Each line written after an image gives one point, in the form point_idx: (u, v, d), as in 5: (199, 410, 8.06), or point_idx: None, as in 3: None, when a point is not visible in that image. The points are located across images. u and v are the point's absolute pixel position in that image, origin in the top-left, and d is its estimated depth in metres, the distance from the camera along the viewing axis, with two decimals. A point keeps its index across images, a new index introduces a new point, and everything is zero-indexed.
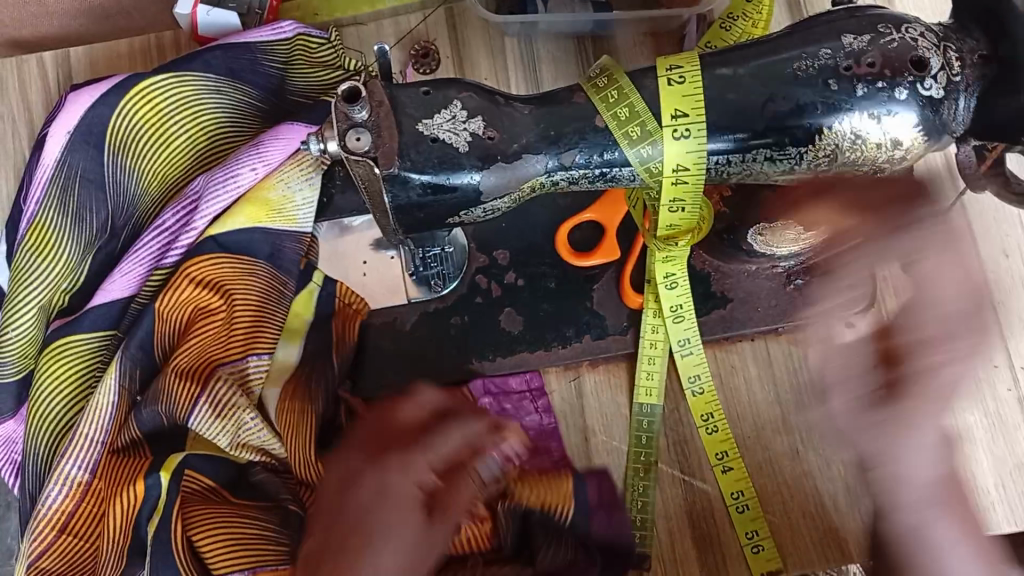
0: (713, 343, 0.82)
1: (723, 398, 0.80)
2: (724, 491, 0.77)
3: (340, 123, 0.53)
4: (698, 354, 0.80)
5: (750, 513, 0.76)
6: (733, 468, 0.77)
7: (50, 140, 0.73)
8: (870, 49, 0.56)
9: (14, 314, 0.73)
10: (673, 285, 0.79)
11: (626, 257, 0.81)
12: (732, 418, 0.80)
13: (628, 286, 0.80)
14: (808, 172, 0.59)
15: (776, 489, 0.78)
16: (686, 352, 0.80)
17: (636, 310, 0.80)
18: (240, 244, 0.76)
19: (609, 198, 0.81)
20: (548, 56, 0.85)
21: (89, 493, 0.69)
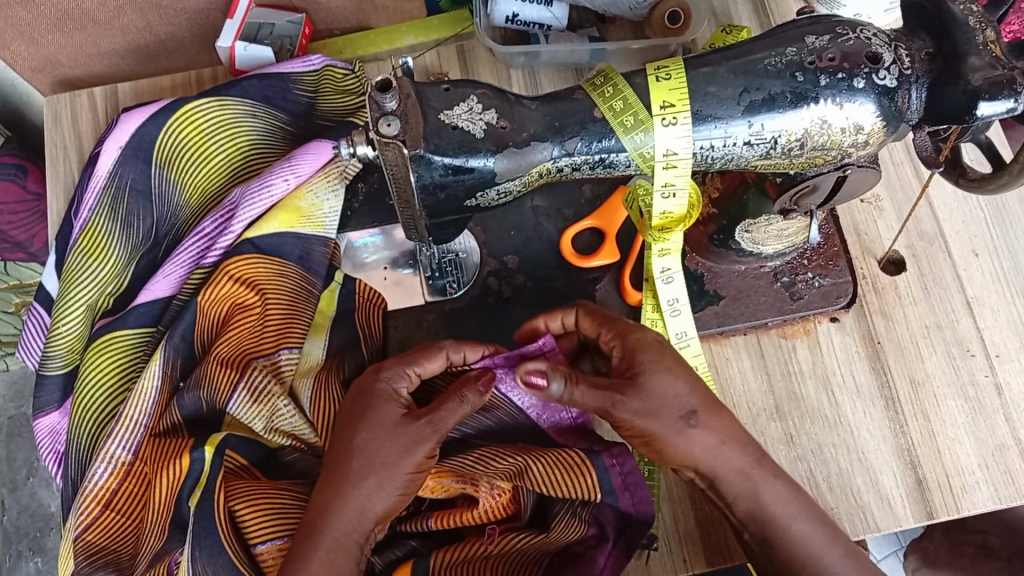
0: (709, 338, 0.88)
1: (719, 387, 0.86)
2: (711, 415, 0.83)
3: (373, 112, 0.60)
4: (696, 347, 0.84)
5: None
6: None
7: (103, 154, 0.81)
8: (831, 46, 0.64)
9: (65, 312, 0.80)
10: (669, 280, 0.83)
11: (625, 259, 0.88)
12: (729, 406, 0.85)
13: (628, 284, 0.86)
14: (783, 158, 0.68)
15: None
16: (685, 344, 0.84)
17: (635, 307, 0.87)
18: (272, 246, 0.83)
19: (608, 207, 0.88)
20: (550, 85, 0.95)
21: (131, 472, 0.76)
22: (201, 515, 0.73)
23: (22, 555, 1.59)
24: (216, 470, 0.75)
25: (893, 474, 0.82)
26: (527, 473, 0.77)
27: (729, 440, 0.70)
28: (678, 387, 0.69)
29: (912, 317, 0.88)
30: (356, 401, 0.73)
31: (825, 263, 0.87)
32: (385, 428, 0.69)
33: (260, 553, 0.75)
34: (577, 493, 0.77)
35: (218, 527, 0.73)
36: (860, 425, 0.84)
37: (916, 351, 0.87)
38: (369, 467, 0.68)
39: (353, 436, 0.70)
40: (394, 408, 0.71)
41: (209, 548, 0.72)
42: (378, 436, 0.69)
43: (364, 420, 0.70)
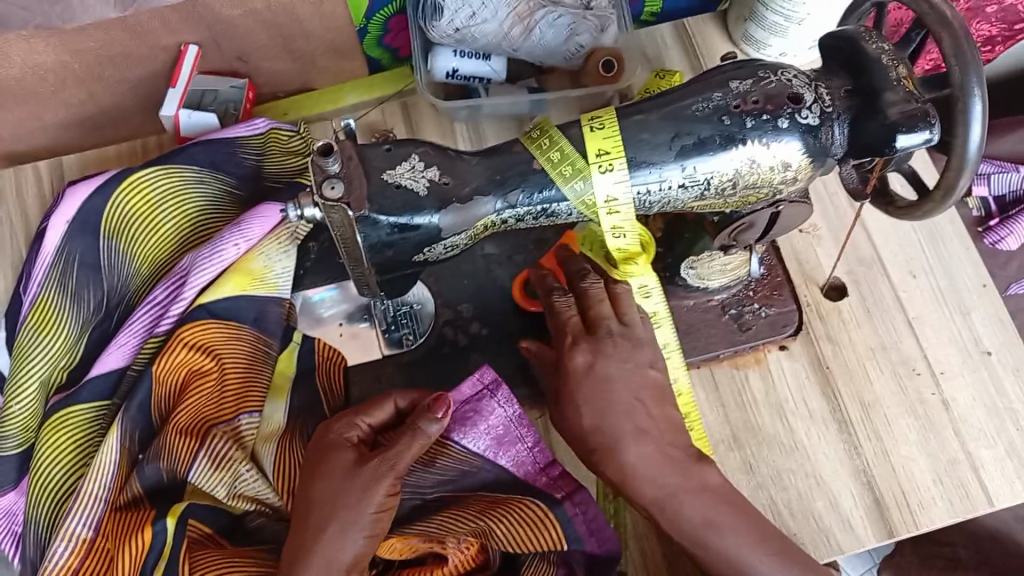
0: None
1: None
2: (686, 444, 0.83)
3: (317, 176, 0.62)
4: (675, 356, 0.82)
5: None
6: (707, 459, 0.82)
7: (50, 230, 0.81)
8: (754, 90, 0.67)
9: (17, 390, 0.80)
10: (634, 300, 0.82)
11: None
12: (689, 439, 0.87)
13: None
14: (718, 197, 0.70)
15: None
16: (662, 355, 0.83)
17: None
18: (228, 310, 0.83)
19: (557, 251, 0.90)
20: (494, 136, 0.97)
21: (92, 550, 0.74)
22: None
23: None
24: (179, 540, 0.76)
25: (851, 496, 0.84)
26: (492, 534, 0.78)
27: (650, 471, 0.72)
28: (588, 419, 0.73)
29: (858, 340, 0.91)
30: (311, 452, 0.75)
31: (770, 294, 0.89)
32: (337, 474, 0.71)
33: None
34: (544, 546, 0.78)
35: None
36: (816, 449, 0.86)
37: (864, 373, 0.89)
38: (325, 513, 0.70)
39: (307, 487, 0.72)
40: (345, 453, 0.73)
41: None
42: (331, 483, 0.71)
43: (318, 472, 0.72)
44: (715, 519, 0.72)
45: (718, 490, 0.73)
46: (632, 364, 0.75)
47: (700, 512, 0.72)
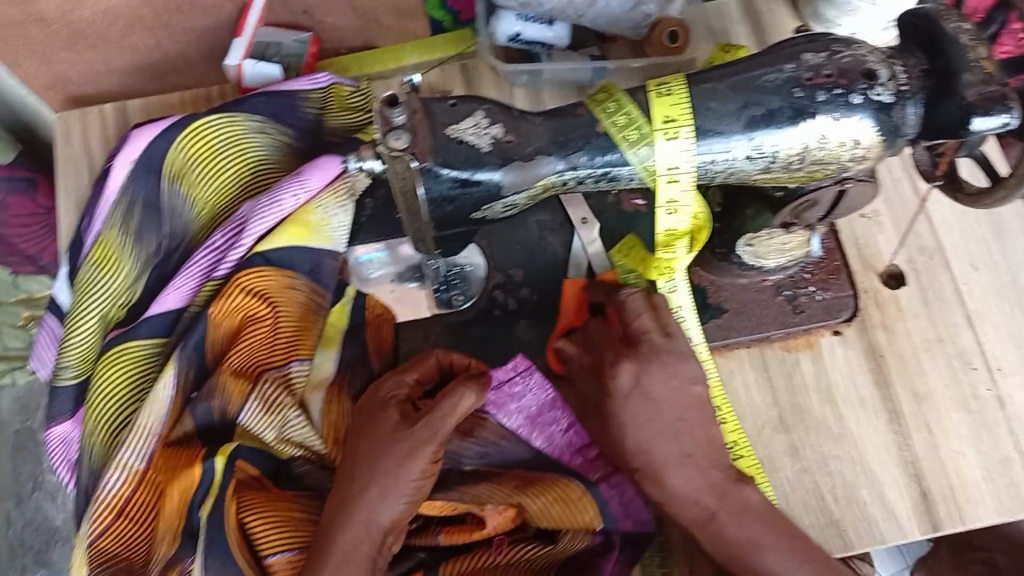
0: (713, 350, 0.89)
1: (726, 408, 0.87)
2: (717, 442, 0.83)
3: (381, 127, 0.61)
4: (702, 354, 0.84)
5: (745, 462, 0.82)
6: (744, 456, 0.82)
7: (115, 168, 0.84)
8: (827, 63, 0.65)
9: (77, 323, 0.82)
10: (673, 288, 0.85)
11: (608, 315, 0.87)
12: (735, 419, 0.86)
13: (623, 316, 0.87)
14: (784, 172, 0.69)
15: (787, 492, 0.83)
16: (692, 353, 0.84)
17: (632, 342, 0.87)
18: (283, 260, 0.84)
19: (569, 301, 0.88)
20: (552, 102, 0.96)
21: (144, 480, 0.78)
22: (212, 527, 0.75)
23: (28, 568, 1.59)
24: (227, 481, 0.78)
25: (897, 487, 0.83)
26: (526, 509, 0.80)
27: (692, 497, 0.72)
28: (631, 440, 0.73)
29: (915, 331, 0.89)
30: (360, 414, 0.76)
31: (826, 277, 0.89)
32: (380, 438, 0.72)
33: (271, 564, 0.77)
34: (578, 521, 0.79)
35: (227, 535, 0.76)
36: (864, 437, 0.85)
37: (918, 364, 0.88)
38: (365, 477, 0.71)
39: (352, 450, 0.73)
40: (390, 416, 0.73)
41: (219, 557, 0.75)
42: (375, 446, 0.72)
43: (362, 434, 0.73)
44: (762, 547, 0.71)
45: (763, 514, 0.73)
46: (677, 380, 0.74)
47: (748, 539, 0.72)
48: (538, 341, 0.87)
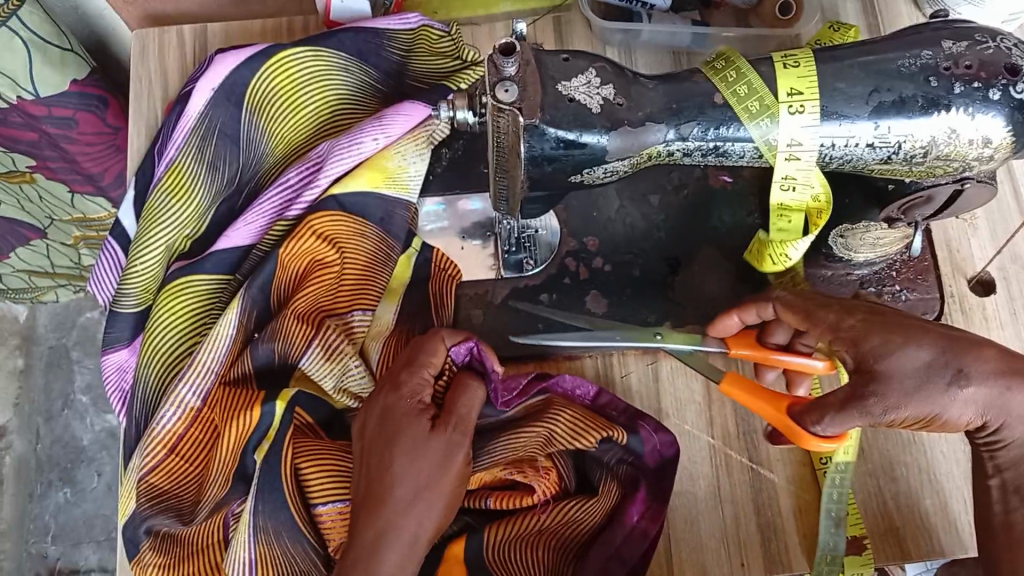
0: None
1: None
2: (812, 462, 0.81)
3: (491, 77, 0.59)
4: None
5: None
6: None
7: (195, 94, 0.80)
8: (968, 53, 0.61)
9: (143, 250, 0.79)
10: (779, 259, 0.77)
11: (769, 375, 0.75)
12: None
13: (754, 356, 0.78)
14: (903, 164, 0.65)
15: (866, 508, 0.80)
16: None
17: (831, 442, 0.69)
18: (355, 205, 0.83)
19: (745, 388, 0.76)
20: (645, 66, 0.92)
21: (199, 418, 0.76)
22: (267, 471, 0.74)
23: (52, 484, 1.60)
24: (284, 428, 0.76)
25: (962, 500, 0.80)
26: (554, 438, 0.78)
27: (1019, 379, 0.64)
28: (919, 354, 0.63)
29: (998, 342, 0.85)
30: (382, 423, 0.71)
31: (914, 277, 0.85)
32: (417, 450, 0.68)
33: (320, 514, 0.76)
34: (600, 432, 0.78)
35: (281, 483, 0.74)
36: (934, 446, 0.82)
37: None
38: (406, 497, 0.67)
39: (382, 466, 0.68)
40: (420, 425, 0.70)
41: (272, 504, 0.74)
42: (412, 457, 0.68)
43: (394, 445, 0.69)
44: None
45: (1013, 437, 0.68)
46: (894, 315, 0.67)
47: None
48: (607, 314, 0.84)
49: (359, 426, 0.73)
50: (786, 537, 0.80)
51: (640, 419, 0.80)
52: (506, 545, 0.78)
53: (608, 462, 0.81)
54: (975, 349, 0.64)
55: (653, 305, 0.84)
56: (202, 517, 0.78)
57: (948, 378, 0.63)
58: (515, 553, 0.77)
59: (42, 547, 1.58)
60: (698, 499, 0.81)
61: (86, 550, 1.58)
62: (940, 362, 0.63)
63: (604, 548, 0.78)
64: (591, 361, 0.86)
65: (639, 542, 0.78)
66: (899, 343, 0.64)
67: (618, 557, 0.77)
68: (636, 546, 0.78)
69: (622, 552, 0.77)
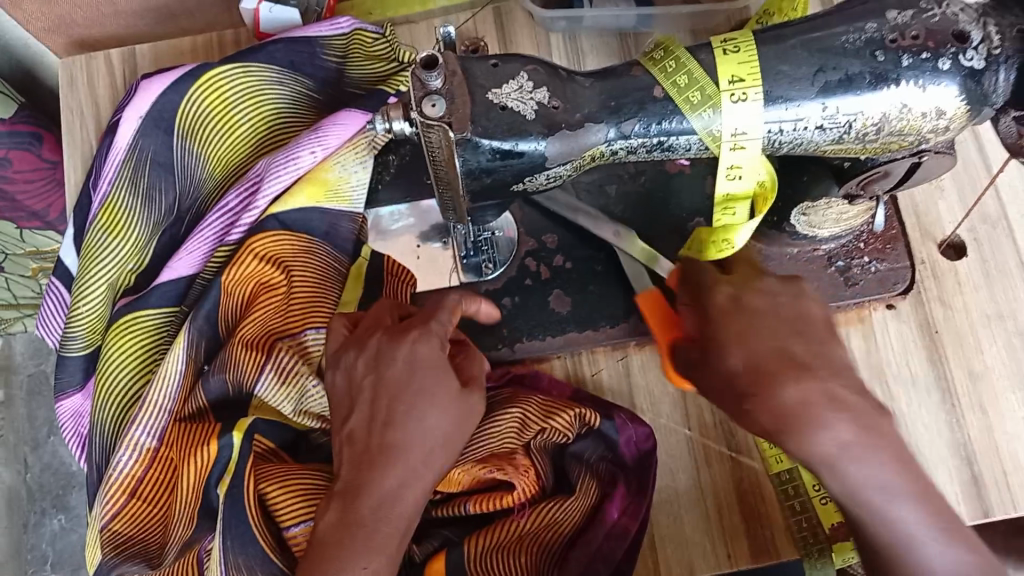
0: None
1: None
2: None
3: (416, 92, 0.56)
4: None
5: None
6: None
7: (123, 124, 0.77)
8: (914, 23, 0.59)
9: (84, 291, 0.76)
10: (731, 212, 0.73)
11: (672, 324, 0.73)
12: None
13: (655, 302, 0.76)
14: (857, 143, 0.62)
15: None
16: None
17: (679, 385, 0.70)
18: (298, 222, 0.80)
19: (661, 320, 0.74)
20: (594, 65, 0.88)
21: (157, 458, 0.73)
22: (230, 504, 0.70)
23: (47, 513, 1.58)
24: (244, 458, 0.72)
25: (947, 471, 0.79)
26: (528, 420, 0.77)
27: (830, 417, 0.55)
28: (737, 360, 0.58)
29: (973, 306, 0.83)
30: (409, 374, 0.65)
31: (883, 247, 0.82)
32: (446, 404, 0.65)
33: (292, 538, 0.72)
34: (569, 413, 0.77)
35: (247, 516, 0.70)
36: (916, 419, 0.80)
37: (976, 342, 0.82)
38: (434, 452, 0.64)
39: (411, 418, 0.64)
40: (448, 377, 0.66)
41: (242, 547, 0.70)
42: (444, 411, 0.65)
43: (428, 395, 0.65)
44: (895, 488, 0.56)
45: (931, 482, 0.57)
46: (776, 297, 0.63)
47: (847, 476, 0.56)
48: (571, 312, 0.82)
49: (366, 363, 0.67)
50: (770, 524, 0.78)
51: (615, 408, 0.79)
52: (488, 556, 0.74)
53: (589, 458, 0.80)
54: (797, 369, 0.57)
55: (618, 299, 0.82)
56: (171, 559, 0.75)
57: (746, 399, 0.57)
58: (499, 562, 0.74)
59: None
60: (679, 493, 0.79)
61: (86, 575, 1.55)
62: (751, 373, 0.58)
63: (587, 547, 0.75)
64: (559, 363, 0.84)
65: (619, 542, 0.75)
66: (730, 338, 0.60)
67: (601, 557, 0.74)
68: (617, 544, 0.75)
69: (605, 552, 0.74)
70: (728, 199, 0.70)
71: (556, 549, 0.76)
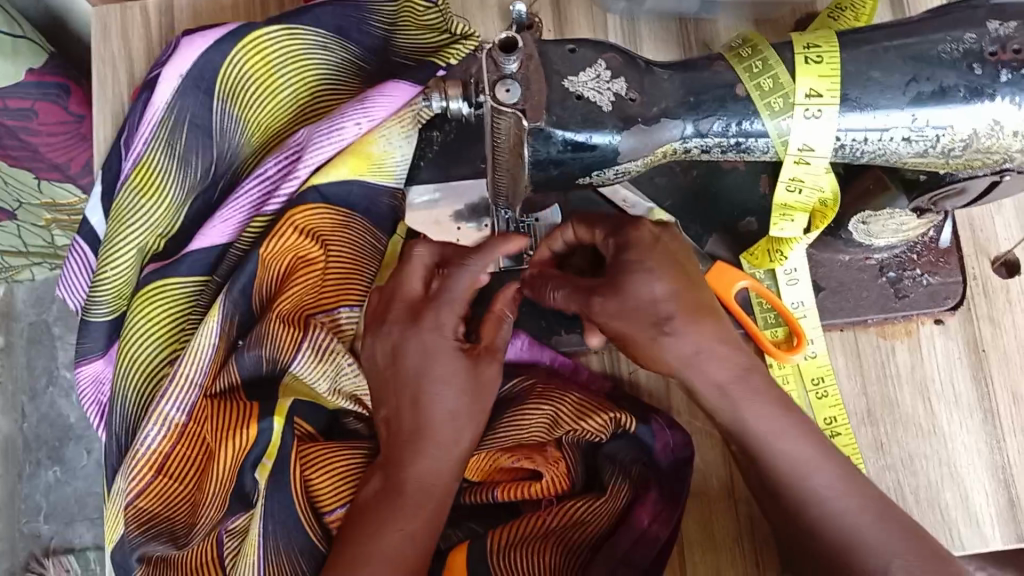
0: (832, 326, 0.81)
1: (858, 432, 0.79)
2: None
3: (490, 75, 0.52)
4: (813, 318, 0.78)
5: None
6: None
7: (161, 82, 0.73)
8: (1017, 35, 0.56)
9: (113, 255, 0.73)
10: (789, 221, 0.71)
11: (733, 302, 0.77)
12: (856, 422, 0.79)
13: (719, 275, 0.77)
14: (938, 158, 0.60)
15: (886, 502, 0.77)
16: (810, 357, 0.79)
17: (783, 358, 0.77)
18: (339, 195, 0.77)
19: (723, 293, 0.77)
20: (652, 53, 0.84)
21: (185, 435, 0.70)
22: (275, 488, 0.70)
23: (42, 463, 1.55)
24: (287, 443, 0.71)
25: (984, 492, 0.77)
26: (559, 418, 0.75)
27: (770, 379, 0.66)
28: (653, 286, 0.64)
29: (1022, 327, 0.81)
30: (421, 361, 0.68)
31: (936, 260, 0.80)
32: (461, 384, 0.68)
33: (330, 521, 0.72)
34: (605, 413, 0.75)
35: (294, 496, 0.70)
36: (956, 438, 0.78)
37: (1022, 364, 0.80)
38: (460, 428, 0.67)
39: (425, 399, 0.67)
40: (460, 357, 0.69)
41: (282, 523, 0.70)
42: (457, 392, 0.67)
43: (439, 380, 0.67)
44: (858, 513, 0.63)
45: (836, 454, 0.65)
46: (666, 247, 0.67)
47: (816, 487, 0.64)
48: None
49: (384, 357, 0.70)
50: None
51: (654, 411, 0.76)
52: (511, 551, 0.72)
53: (622, 460, 0.77)
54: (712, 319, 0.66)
55: None
56: (199, 537, 0.72)
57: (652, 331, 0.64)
58: (523, 559, 0.71)
59: (35, 527, 1.53)
60: (711, 500, 0.77)
61: (81, 528, 1.53)
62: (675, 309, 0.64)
63: (611, 553, 0.72)
64: (597, 355, 0.82)
65: (649, 547, 0.73)
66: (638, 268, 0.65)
67: (627, 562, 0.72)
68: (646, 550, 0.73)
69: (633, 556, 0.72)
70: (786, 208, 0.68)
71: (582, 550, 0.73)
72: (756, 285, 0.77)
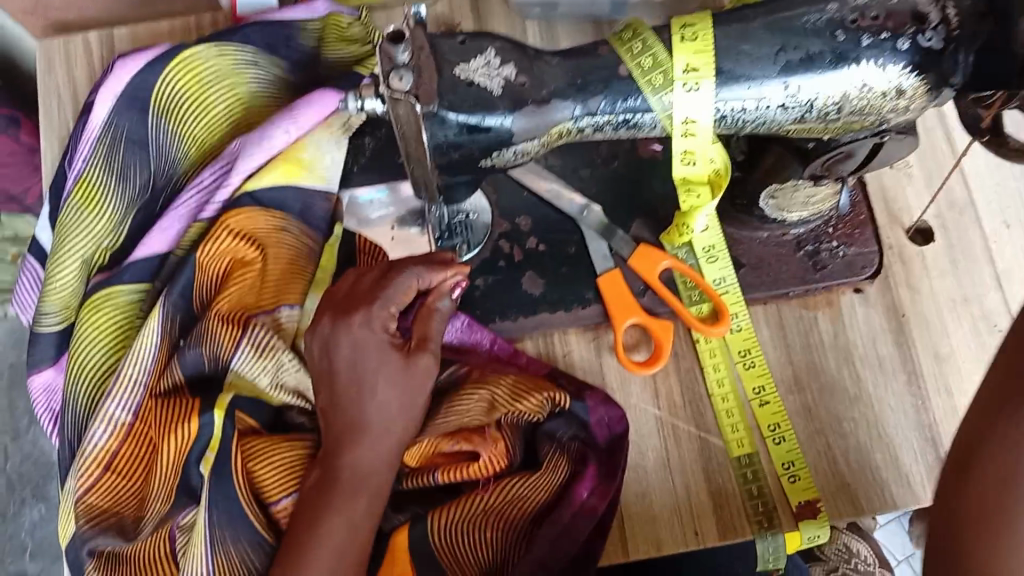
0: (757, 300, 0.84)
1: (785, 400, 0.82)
2: (761, 423, 0.81)
3: (385, 66, 0.56)
4: (735, 293, 0.83)
5: (786, 445, 0.80)
6: (785, 441, 0.80)
7: (98, 103, 0.78)
8: (874, 4, 0.59)
9: (59, 266, 0.77)
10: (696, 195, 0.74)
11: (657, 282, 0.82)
12: (782, 391, 0.82)
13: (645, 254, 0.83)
14: (818, 122, 0.64)
15: (816, 462, 0.80)
16: (736, 327, 0.83)
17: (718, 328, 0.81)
18: (274, 200, 0.80)
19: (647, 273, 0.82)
20: (568, 41, 0.89)
21: (132, 433, 0.74)
22: (216, 479, 0.71)
23: (26, 502, 1.57)
24: (228, 434, 0.73)
25: (911, 451, 0.80)
26: (496, 402, 0.78)
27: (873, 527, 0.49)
28: None
29: (939, 291, 0.84)
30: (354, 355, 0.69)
31: (851, 231, 0.84)
32: (394, 380, 0.69)
33: (276, 512, 0.74)
34: (540, 394, 0.77)
35: (236, 489, 0.72)
36: (882, 401, 0.81)
37: (941, 325, 0.83)
38: (395, 419, 0.70)
39: (365, 397, 0.69)
40: (395, 354, 0.70)
41: (226, 514, 0.71)
42: (390, 386, 0.69)
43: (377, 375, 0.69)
44: None
45: None
46: None
47: None
48: (548, 296, 0.83)
49: (320, 349, 0.71)
50: (733, 503, 0.79)
51: (587, 390, 0.79)
52: (451, 530, 0.74)
53: (562, 438, 0.80)
54: None
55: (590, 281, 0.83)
56: (147, 532, 0.74)
57: None
58: (461, 534, 0.75)
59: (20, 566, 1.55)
60: (648, 472, 0.80)
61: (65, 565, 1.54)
62: None
63: (554, 527, 0.75)
64: (532, 343, 0.85)
65: (586, 520, 0.76)
66: None
67: (568, 536, 0.75)
68: (583, 524, 0.76)
69: (572, 530, 0.75)
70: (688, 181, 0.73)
71: (521, 525, 0.76)
72: (678, 265, 0.81)
